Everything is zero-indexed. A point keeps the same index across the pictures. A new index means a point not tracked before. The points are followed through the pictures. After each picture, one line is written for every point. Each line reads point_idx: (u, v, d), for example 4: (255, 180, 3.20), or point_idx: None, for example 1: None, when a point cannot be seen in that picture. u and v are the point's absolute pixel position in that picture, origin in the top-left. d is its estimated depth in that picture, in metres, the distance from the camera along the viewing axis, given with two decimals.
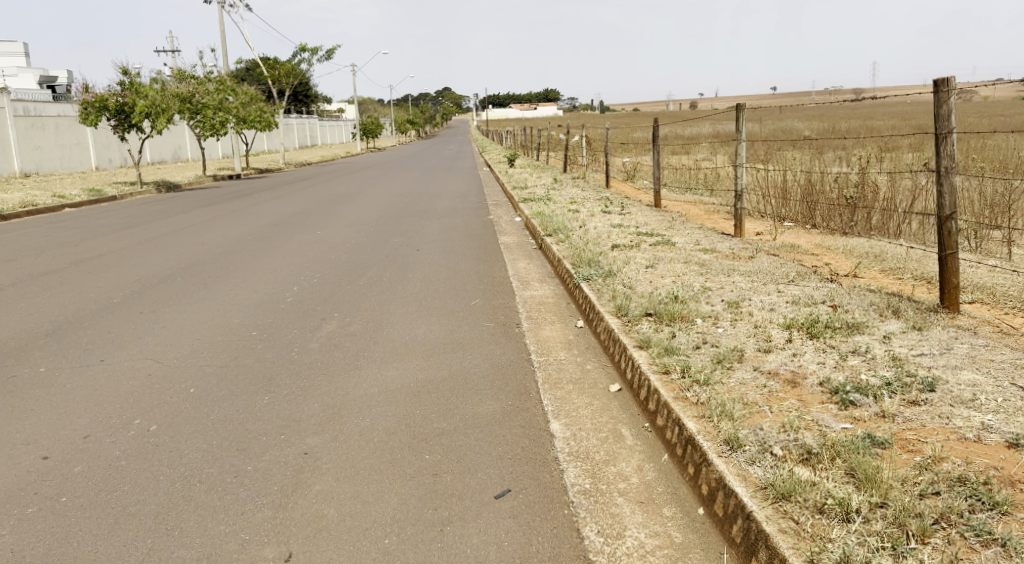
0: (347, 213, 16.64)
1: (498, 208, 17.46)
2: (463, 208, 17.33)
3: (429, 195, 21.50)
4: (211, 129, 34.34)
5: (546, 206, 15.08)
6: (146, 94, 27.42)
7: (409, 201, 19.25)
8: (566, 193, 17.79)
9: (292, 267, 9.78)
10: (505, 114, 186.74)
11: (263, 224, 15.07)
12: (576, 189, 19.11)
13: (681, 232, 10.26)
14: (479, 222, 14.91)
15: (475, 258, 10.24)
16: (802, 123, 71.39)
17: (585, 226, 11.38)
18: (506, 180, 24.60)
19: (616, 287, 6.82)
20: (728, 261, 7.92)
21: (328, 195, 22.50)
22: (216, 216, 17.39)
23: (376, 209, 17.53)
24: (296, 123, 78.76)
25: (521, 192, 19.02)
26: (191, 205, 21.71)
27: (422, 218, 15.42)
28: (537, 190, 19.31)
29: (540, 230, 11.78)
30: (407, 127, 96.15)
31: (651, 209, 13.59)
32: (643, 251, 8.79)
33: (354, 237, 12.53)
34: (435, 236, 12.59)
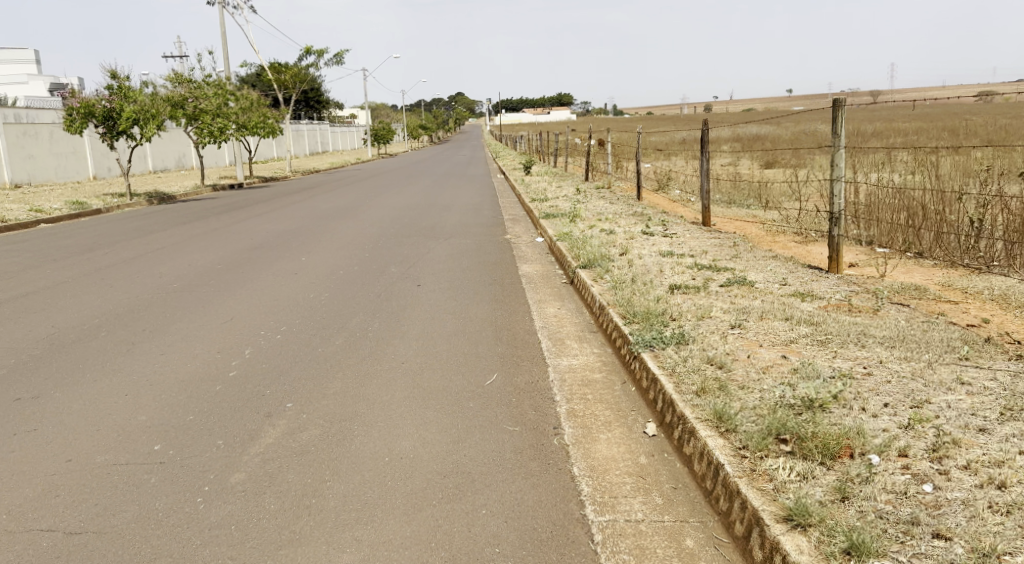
0: (343, 232, 14.44)
1: (516, 225, 15.25)
2: (476, 226, 15.12)
3: (439, 209, 19.30)
4: (210, 136, 32.35)
5: (573, 225, 12.84)
6: (136, 98, 25.35)
7: (417, 218, 17.04)
8: (593, 207, 15.55)
9: (256, 313, 7.59)
10: (519, 120, 184.35)
11: (245, 246, 12.89)
12: (604, 202, 16.87)
13: (754, 266, 8.05)
14: (494, 243, 12.72)
15: (490, 300, 8.02)
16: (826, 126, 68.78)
17: (627, 255, 9.16)
18: (523, 190, 22.33)
19: (703, 371, 4.56)
20: (849, 318, 5.68)
21: (327, 209, 20.30)
22: (196, 235, 15.22)
23: (378, 226, 15.30)
24: (305, 129, 76.75)
25: (541, 206, 16.76)
26: (177, 220, 19.57)
27: (428, 239, 13.22)
28: (560, 203, 17.05)
29: (572, 259, 9.57)
30: (419, 132, 93.94)
31: (702, 230, 11.36)
32: (719, 297, 6.59)
33: (343, 267, 10.35)
34: (442, 265, 10.40)
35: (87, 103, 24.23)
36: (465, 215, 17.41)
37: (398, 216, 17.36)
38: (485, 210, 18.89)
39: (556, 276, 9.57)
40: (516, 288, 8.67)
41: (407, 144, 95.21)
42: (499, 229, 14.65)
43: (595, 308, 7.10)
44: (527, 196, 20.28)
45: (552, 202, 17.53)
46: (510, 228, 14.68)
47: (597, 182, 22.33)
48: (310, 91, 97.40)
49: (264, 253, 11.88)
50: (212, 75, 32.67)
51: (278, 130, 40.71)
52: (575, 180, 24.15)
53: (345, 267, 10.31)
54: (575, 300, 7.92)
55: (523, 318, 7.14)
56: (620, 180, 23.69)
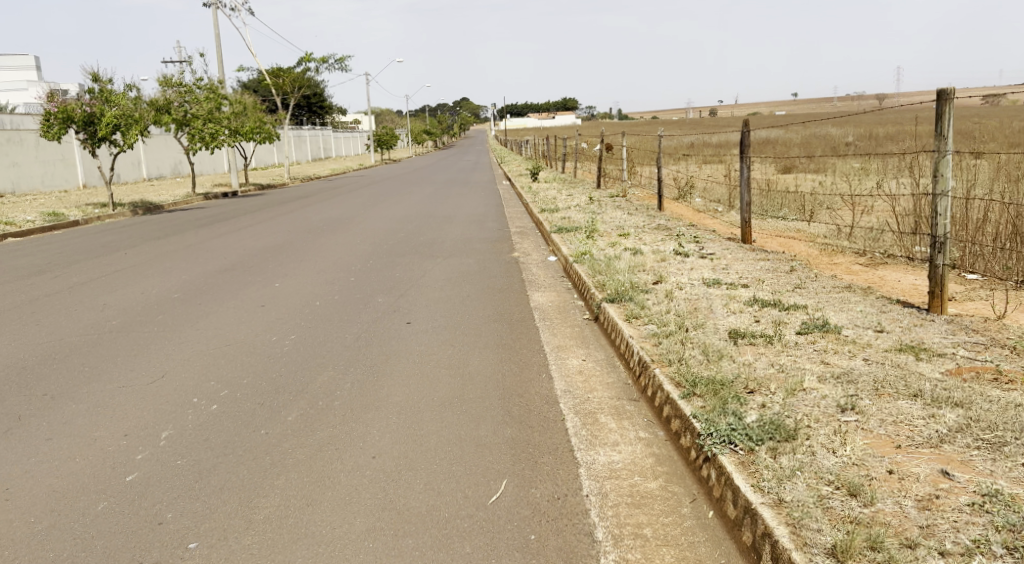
0: (331, 250, 12.78)
1: (525, 240, 13.54)
2: (480, 242, 13.42)
3: (441, 221, 17.60)
4: (201, 142, 30.78)
5: (591, 242, 11.11)
6: (118, 102, 23.73)
7: (416, 231, 15.36)
8: (611, 220, 13.83)
9: (199, 367, 5.93)
10: (524, 125, 182.57)
11: (215, 267, 11.22)
12: (621, 213, 15.21)
13: (830, 303, 6.35)
14: (500, 263, 11.04)
15: (495, 346, 6.33)
16: (839, 129, 66.89)
17: (663, 284, 7.44)
18: (531, 199, 20.58)
19: (836, 518, 2.95)
20: (1005, 396, 4.00)
21: (318, 219, 18.63)
22: (167, 251, 13.54)
23: (370, 242, 13.62)
24: (307, 135, 75.22)
25: (552, 219, 15.02)
26: (155, 233, 17.93)
27: (425, 258, 11.53)
28: (573, 215, 15.30)
29: (594, 287, 7.90)
30: (424, 138, 92.30)
31: (744, 249, 9.69)
32: (805, 355, 4.89)
33: (320, 295, 8.70)
34: (439, 293, 8.72)
35: (64, 107, 22.55)
36: (468, 229, 15.72)
37: (395, 229, 15.69)
38: (490, 222, 17.22)
39: (577, 307, 7.87)
40: (527, 327, 6.98)
41: (412, 150, 93.55)
42: (505, 245, 12.94)
43: (632, 364, 5.38)
44: (536, 205, 18.58)
45: (563, 213, 15.81)
46: (518, 244, 12.97)
47: (612, 191, 20.56)
48: (312, 96, 95.88)
49: (234, 277, 10.26)
50: (204, 78, 31.08)
51: (275, 135, 39.09)
52: (587, 188, 22.42)
53: (325, 296, 8.65)
54: (604, 347, 6.20)
55: (538, 375, 5.45)
56: (636, 188, 21.94)
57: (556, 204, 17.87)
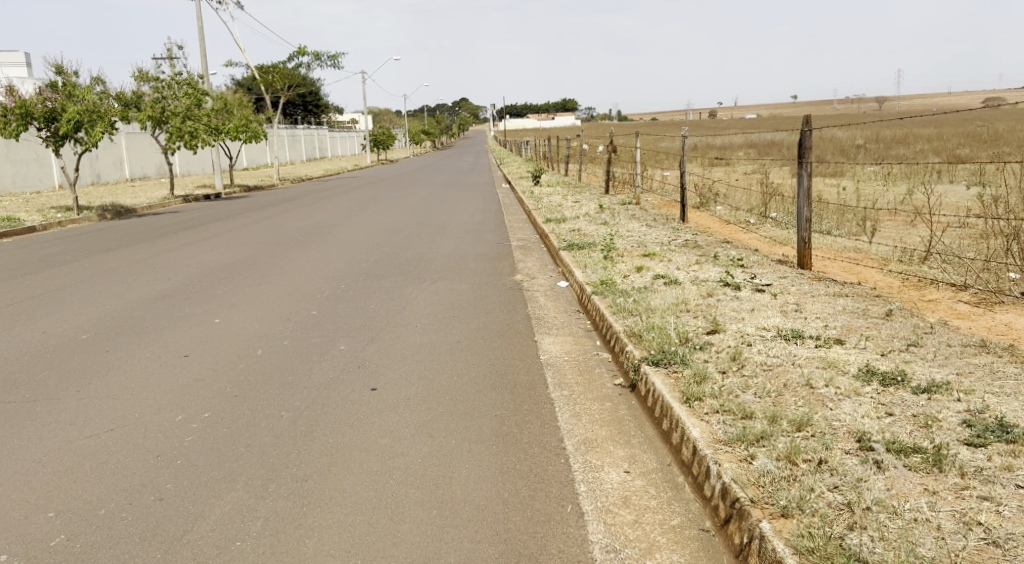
0: (299, 269, 10.78)
1: (527, 257, 11.56)
2: (475, 259, 11.46)
3: (431, 230, 15.62)
4: (180, 141, 28.91)
5: (610, 264, 9.12)
6: (84, 97, 21.72)
7: (402, 243, 13.40)
8: (631, 234, 11.86)
9: (49, 481, 3.95)
10: (522, 125, 180.69)
11: (153, 293, 9.22)
12: (638, 225, 13.27)
13: (980, 380, 4.39)
14: (497, 289, 9.06)
15: (491, 439, 4.37)
16: (846, 131, 65.08)
17: (722, 337, 5.45)
18: (534, 206, 18.61)
19: None
20: None
21: (295, 226, 16.63)
22: (109, 268, 11.53)
23: (347, 258, 11.64)
24: (301, 135, 73.23)
25: (560, 231, 13.05)
26: (111, 242, 15.93)
27: (407, 281, 9.55)
28: (584, 227, 13.34)
29: (626, 333, 5.92)
30: (421, 138, 90.48)
31: (806, 278, 7.73)
32: (1016, 505, 3.01)
33: (266, 340, 6.72)
34: (419, 335, 6.74)
35: (21, 102, 20.49)
36: (461, 241, 13.74)
37: (378, 241, 13.70)
38: (488, 231, 15.24)
39: (603, 361, 5.87)
40: (535, 398, 5.00)
41: (408, 151, 91.62)
42: (505, 264, 10.96)
43: (712, 498, 3.40)
44: (539, 213, 16.63)
45: (572, 225, 13.83)
46: (521, 263, 10.99)
47: (623, 198, 18.60)
48: (307, 94, 93.89)
49: (170, 308, 8.28)
50: (184, 73, 29.11)
51: (262, 134, 37.14)
52: (595, 194, 20.47)
53: (271, 340, 6.66)
54: (653, 444, 4.21)
55: (560, 508, 3.49)
56: (649, 194, 20.00)
57: (562, 213, 15.91)
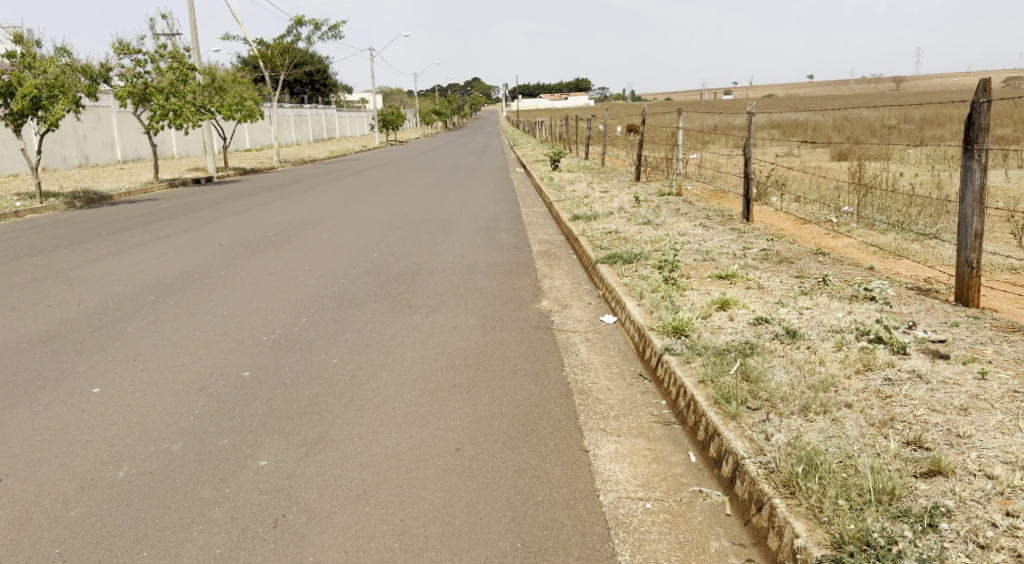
0: (255, 288, 8.20)
1: (554, 270, 8.95)
2: (487, 273, 8.84)
3: (432, 226, 12.99)
4: (164, 120, 26.38)
5: (676, 292, 6.46)
6: (44, 69, 18.97)
7: (396, 247, 10.78)
8: (688, 240, 9.23)
9: None
10: (534, 106, 177.27)
11: (40, 330, 6.64)
12: (691, 225, 10.63)
13: None
14: (517, 326, 6.43)
15: None
16: (875, 110, 62.00)
17: (961, 502, 2.91)
18: (555, 197, 15.93)
19: None
20: None
21: (274, 221, 14.02)
22: (15, 281, 8.97)
23: (323, 271, 9.05)
24: (308, 115, 70.67)
25: (593, 234, 10.42)
26: (53, 238, 13.35)
27: (393, 313, 6.95)
28: (622, 228, 10.71)
29: (758, 460, 3.34)
30: (432, 118, 87.66)
31: (990, 328, 5.09)
32: None
33: (146, 443, 4.14)
34: (394, 433, 4.16)
35: None
36: (470, 244, 11.11)
37: (366, 244, 11.11)
38: (501, 229, 12.63)
39: (718, 518, 3.27)
40: None
41: (418, 131, 88.77)
42: (526, 282, 8.32)
43: None
44: (562, 207, 14.02)
45: (605, 224, 11.20)
46: (545, 281, 8.34)
47: (658, 189, 15.94)
48: (315, 72, 90.97)
49: (41, 361, 5.72)
50: (166, 44, 26.43)
51: (257, 112, 34.48)
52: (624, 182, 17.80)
53: (149, 447, 4.08)
54: None
55: None
56: (686, 182, 17.32)
57: (590, 207, 13.28)
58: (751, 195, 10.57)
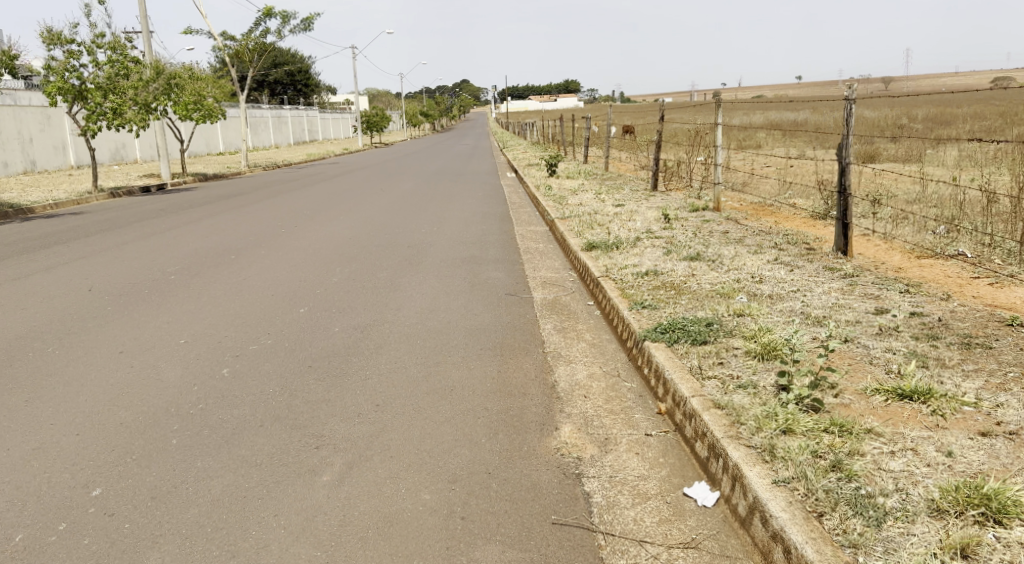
0: (78, 388, 4.89)
1: (574, 348, 5.64)
2: (467, 351, 5.57)
3: (397, 257, 9.70)
4: (102, 122, 22.99)
5: (850, 446, 3.24)
6: None
7: (337, 296, 7.48)
8: (780, 293, 5.97)
9: None
10: (524, 107, 174.07)
11: None
12: (762, 261, 7.37)
13: None
14: (517, 523, 3.12)
15: None
16: (880, 110, 59.15)
17: None
18: (558, 213, 12.65)
19: None
20: None
21: (193, 249, 10.67)
22: None
23: (211, 347, 5.77)
24: (287, 116, 67.33)
25: (623, 276, 7.14)
26: None
27: (284, 464, 3.69)
28: (664, 265, 7.42)
29: None
30: (419, 120, 84.26)
31: None
32: None
33: None
34: None
35: None
36: (445, 288, 7.82)
37: (296, 291, 7.79)
38: (489, 262, 9.33)
39: None
40: None
41: (404, 134, 85.32)
42: (530, 373, 5.03)
43: None
44: (570, 229, 10.75)
45: (635, 258, 7.93)
46: (559, 372, 5.03)
47: (688, 203, 12.69)
48: (297, 73, 87.34)
49: None
50: (104, 33, 23.02)
51: (218, 112, 31.07)
52: (639, 194, 14.53)
53: None
54: None
55: None
56: (719, 192, 14.08)
57: (608, 230, 9.99)
58: (850, 220, 7.35)
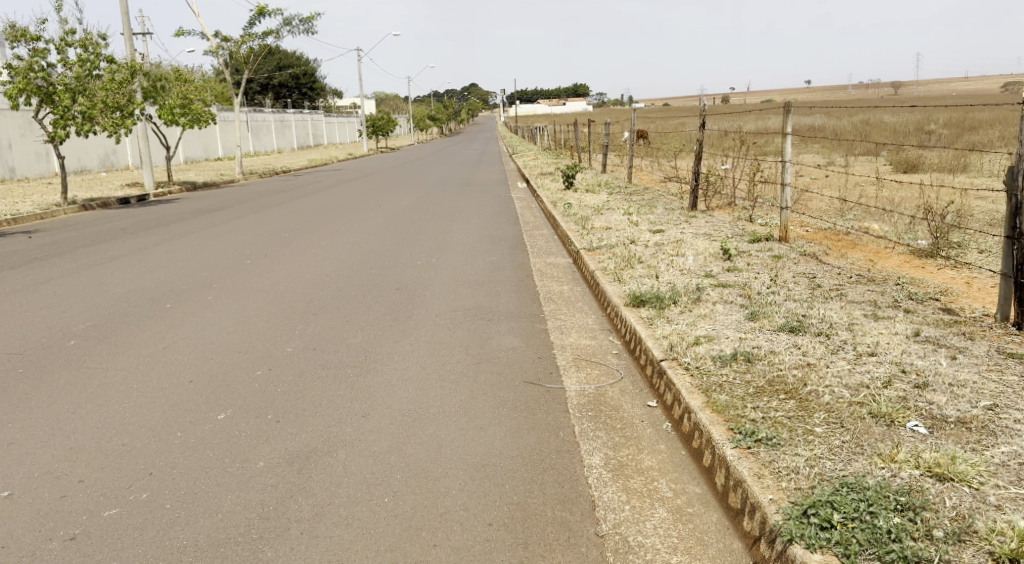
0: None
1: (653, 522, 3.40)
2: (463, 530, 3.31)
3: (377, 308, 7.44)
4: (72, 127, 20.83)
5: None
6: None
7: (280, 384, 5.24)
8: (980, 420, 3.74)
9: None
10: (533, 111, 172.03)
11: None
12: (896, 338, 5.09)
13: None
14: None
15: None
16: (903, 115, 56.88)
17: None
18: (584, 241, 10.41)
19: None
20: None
21: (125, 293, 8.45)
22: None
23: (43, 513, 3.54)
24: (290, 120, 65.17)
25: (700, 361, 4.86)
26: None
27: None
28: (756, 342, 5.14)
29: None
30: (426, 124, 82.19)
31: None
32: None
33: None
34: None
35: None
36: (436, 367, 5.53)
37: (227, 371, 5.54)
38: (499, 317, 7.05)
39: None
40: None
41: (411, 138, 83.06)
42: None
43: None
44: (603, 267, 8.47)
45: (707, 328, 5.65)
46: None
47: (741, 231, 10.42)
48: (303, 76, 85.23)
49: None
50: (75, 29, 20.82)
51: (207, 116, 28.92)
52: (677, 217, 12.26)
53: None
54: None
55: None
56: (775, 214, 11.80)
57: (656, 272, 7.69)
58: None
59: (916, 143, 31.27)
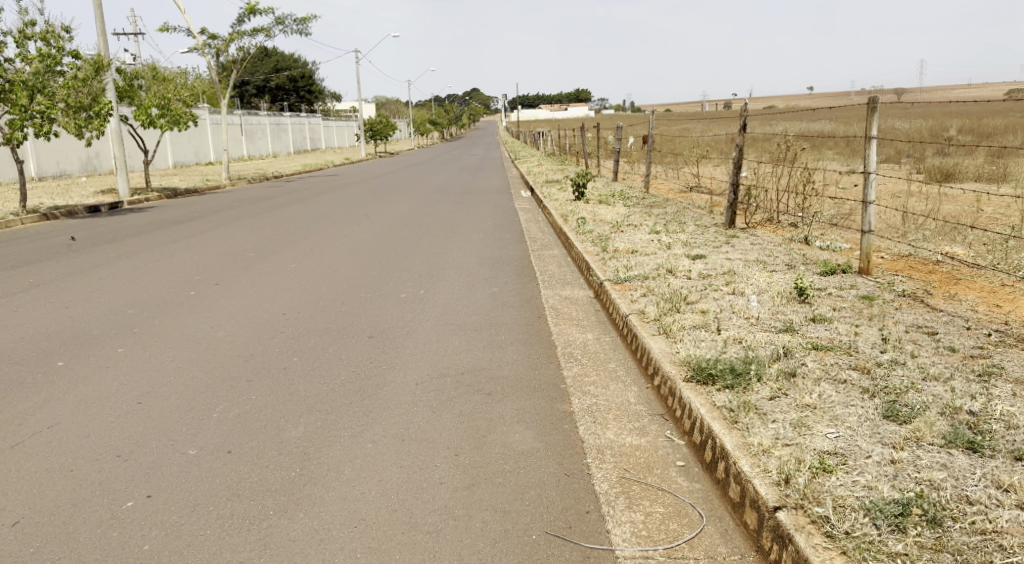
0: None
1: None
2: None
3: (333, 375, 5.45)
4: (31, 128, 18.85)
5: None
6: None
7: (151, 540, 3.31)
8: None
9: None
10: (534, 115, 170.57)
11: None
12: None
13: None
14: None
15: None
16: (915, 122, 55.07)
17: None
18: (608, 268, 8.40)
19: None
20: None
21: (12, 342, 6.47)
22: None
23: None
24: (286, 124, 63.29)
25: (853, 521, 2.97)
26: None
27: None
28: (930, 478, 3.22)
29: None
30: (427, 128, 80.28)
31: None
32: None
33: None
34: None
35: None
36: (403, 499, 3.54)
37: (81, 505, 3.60)
38: (500, 391, 5.02)
39: None
40: None
41: (410, 142, 81.11)
42: None
43: None
44: (640, 311, 6.41)
45: (829, 436, 3.64)
46: None
47: (801, 258, 8.44)
48: (300, 78, 83.21)
49: None
50: (35, 20, 18.83)
51: (188, 118, 26.92)
52: (715, 237, 10.27)
53: None
54: None
55: None
56: (835, 236, 9.86)
57: (717, 326, 5.62)
58: None
59: (942, 151, 29.36)
